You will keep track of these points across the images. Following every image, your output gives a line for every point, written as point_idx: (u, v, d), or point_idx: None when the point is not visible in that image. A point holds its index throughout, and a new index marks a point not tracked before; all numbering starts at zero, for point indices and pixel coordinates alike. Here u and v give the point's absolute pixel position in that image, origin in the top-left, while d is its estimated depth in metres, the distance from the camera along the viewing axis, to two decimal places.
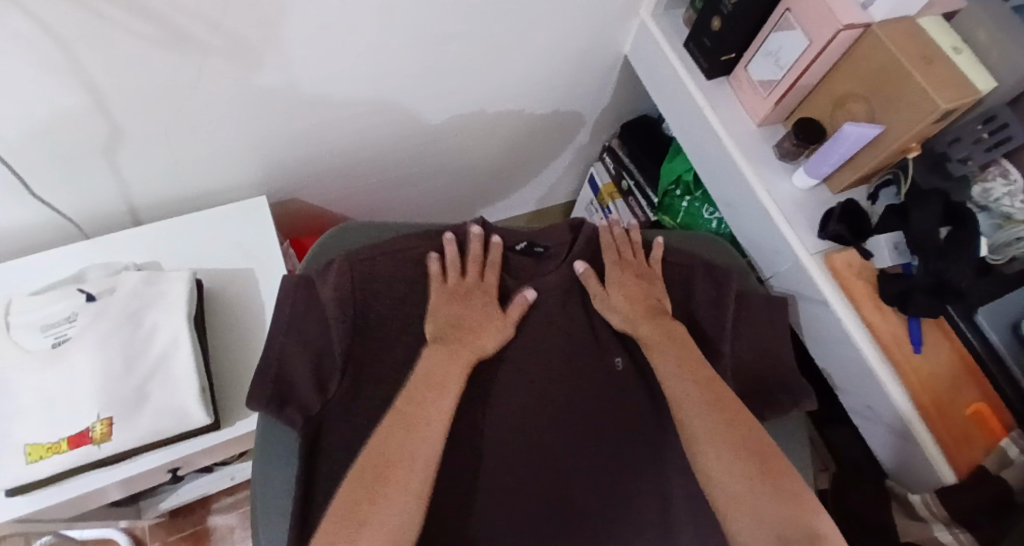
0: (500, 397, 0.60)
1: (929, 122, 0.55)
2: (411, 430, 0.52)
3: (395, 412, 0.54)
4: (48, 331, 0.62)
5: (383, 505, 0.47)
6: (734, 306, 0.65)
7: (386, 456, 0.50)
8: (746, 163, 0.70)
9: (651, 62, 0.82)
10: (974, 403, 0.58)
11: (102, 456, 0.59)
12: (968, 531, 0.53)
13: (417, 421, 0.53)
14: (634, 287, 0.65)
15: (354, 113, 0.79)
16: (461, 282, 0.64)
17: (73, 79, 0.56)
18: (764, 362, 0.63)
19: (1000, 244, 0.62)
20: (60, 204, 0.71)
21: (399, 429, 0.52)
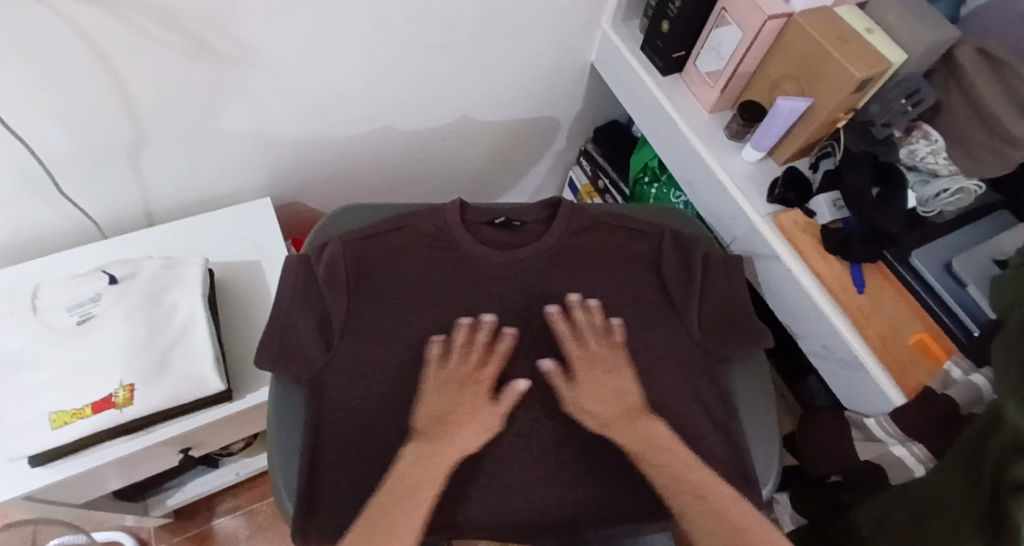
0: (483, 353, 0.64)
1: (848, 91, 0.64)
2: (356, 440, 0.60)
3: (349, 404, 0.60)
4: (73, 310, 0.67)
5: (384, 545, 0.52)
6: (701, 268, 0.70)
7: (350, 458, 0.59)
8: (701, 144, 0.79)
9: (614, 66, 0.92)
10: (918, 334, 0.63)
11: (123, 420, 0.64)
12: (922, 445, 0.58)
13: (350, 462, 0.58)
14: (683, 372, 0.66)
15: (352, 120, 0.87)
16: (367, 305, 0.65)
17: (108, 87, 0.64)
18: (728, 317, 0.68)
19: (930, 197, 0.68)
20: (84, 205, 0.78)
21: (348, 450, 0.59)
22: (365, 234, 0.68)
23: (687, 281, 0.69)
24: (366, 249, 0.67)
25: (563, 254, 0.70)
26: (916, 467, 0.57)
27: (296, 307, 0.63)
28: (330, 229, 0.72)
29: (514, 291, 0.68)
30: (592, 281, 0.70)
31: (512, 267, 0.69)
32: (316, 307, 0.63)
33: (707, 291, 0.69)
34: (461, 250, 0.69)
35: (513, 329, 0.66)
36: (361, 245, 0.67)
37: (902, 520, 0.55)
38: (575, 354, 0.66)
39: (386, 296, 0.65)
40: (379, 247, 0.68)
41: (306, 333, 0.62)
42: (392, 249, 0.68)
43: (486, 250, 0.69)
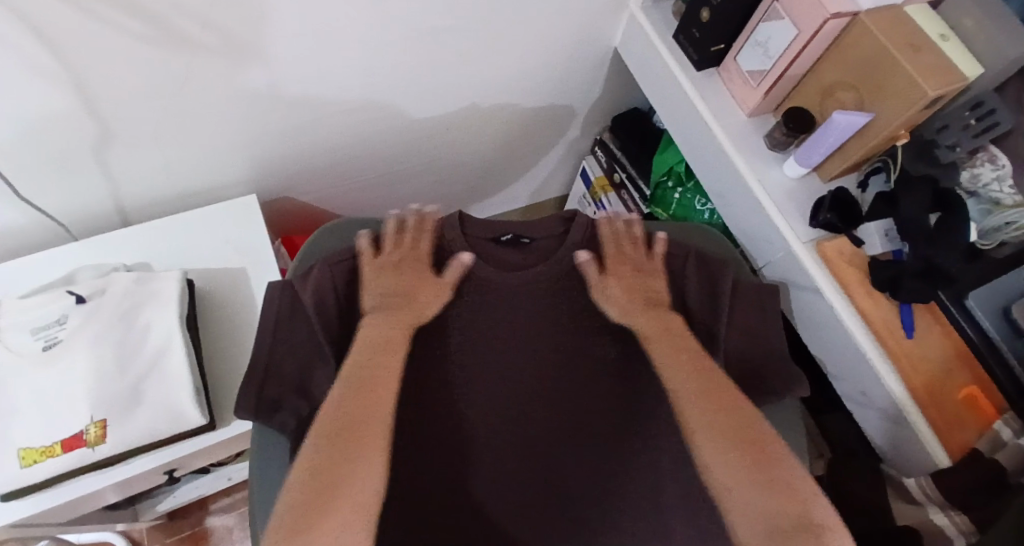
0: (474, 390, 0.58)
1: (918, 109, 0.56)
2: (365, 395, 0.52)
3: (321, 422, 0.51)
4: (38, 333, 0.61)
5: (354, 474, 0.48)
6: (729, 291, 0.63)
7: (366, 376, 0.54)
8: (737, 154, 0.71)
9: (641, 55, 0.82)
10: (967, 386, 0.58)
11: (96, 458, 0.58)
12: (964, 513, 0.53)
13: (371, 401, 0.52)
14: (632, 280, 0.63)
15: (344, 110, 0.78)
16: (391, 256, 0.62)
17: (64, 81, 0.55)
18: (757, 351, 0.62)
19: (990, 228, 0.62)
20: (49, 207, 0.70)
21: (353, 398, 0.52)
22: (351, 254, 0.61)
23: (713, 312, 0.63)
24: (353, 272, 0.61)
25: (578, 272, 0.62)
26: (956, 538, 0.52)
27: (287, 344, 0.57)
28: (323, 248, 0.65)
29: (526, 322, 0.60)
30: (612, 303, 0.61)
31: (522, 288, 0.60)
32: (309, 345, 0.57)
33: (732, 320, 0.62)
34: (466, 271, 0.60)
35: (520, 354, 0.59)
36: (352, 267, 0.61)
37: None
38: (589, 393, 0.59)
39: None
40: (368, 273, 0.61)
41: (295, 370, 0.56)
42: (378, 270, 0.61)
43: (491, 270, 0.60)
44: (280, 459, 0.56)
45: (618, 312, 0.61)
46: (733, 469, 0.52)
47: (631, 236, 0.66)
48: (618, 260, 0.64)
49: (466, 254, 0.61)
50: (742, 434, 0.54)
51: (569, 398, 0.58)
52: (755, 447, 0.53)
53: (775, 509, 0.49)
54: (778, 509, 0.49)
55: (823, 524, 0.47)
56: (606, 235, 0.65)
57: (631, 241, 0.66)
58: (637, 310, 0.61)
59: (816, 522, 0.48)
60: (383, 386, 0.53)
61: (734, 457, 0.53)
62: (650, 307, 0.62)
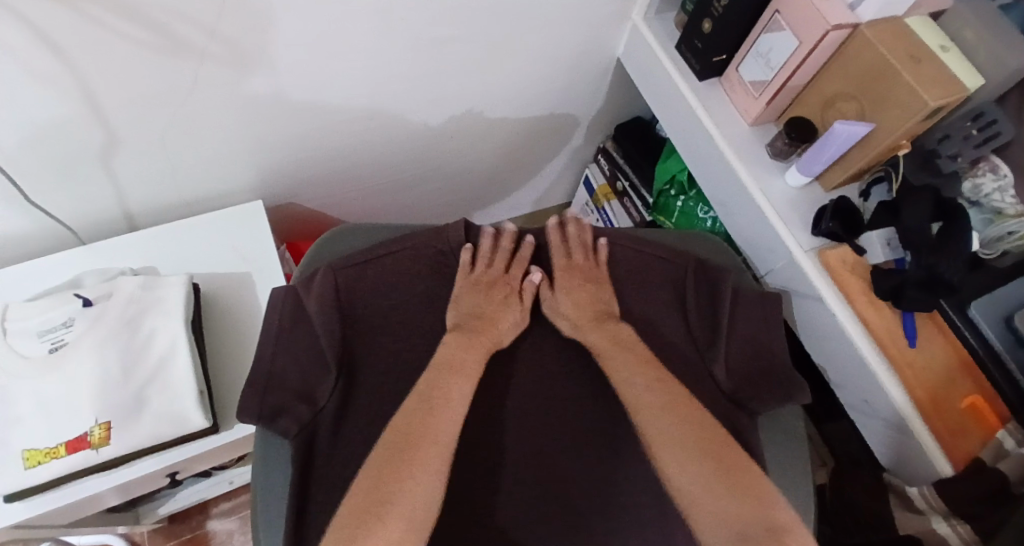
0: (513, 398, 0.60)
1: (918, 120, 0.56)
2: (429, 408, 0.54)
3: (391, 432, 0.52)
4: (45, 336, 0.61)
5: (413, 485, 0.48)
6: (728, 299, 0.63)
7: (406, 424, 0.53)
8: (740, 163, 0.71)
9: (644, 65, 0.83)
10: (970, 396, 0.58)
11: (100, 460, 0.59)
12: (967, 525, 0.53)
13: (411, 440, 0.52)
14: (583, 291, 0.66)
15: (350, 118, 0.79)
16: (487, 272, 0.66)
17: (72, 87, 0.56)
18: (759, 365, 0.61)
19: (992, 239, 0.62)
20: (58, 211, 0.71)
21: (396, 451, 0.51)
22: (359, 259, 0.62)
23: (710, 327, 0.63)
24: (360, 278, 0.62)
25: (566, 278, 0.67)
26: None
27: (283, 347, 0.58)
28: (328, 253, 0.66)
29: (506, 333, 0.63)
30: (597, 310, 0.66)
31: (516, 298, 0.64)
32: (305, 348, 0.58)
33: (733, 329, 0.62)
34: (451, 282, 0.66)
35: (511, 365, 0.62)
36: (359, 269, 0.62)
37: None
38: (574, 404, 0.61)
39: (387, 335, 0.61)
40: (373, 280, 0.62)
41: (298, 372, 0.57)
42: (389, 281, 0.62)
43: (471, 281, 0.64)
44: (281, 464, 0.56)
45: (569, 325, 0.64)
46: (689, 473, 0.51)
47: (583, 246, 0.69)
48: (568, 269, 0.68)
49: (537, 276, 0.68)
50: (701, 436, 0.53)
51: (553, 402, 0.60)
52: (712, 456, 0.52)
53: (736, 508, 0.47)
54: (739, 509, 0.47)
55: (787, 525, 0.45)
56: (557, 244, 0.70)
57: (582, 248, 0.69)
58: (589, 325, 0.63)
59: (780, 522, 0.46)
60: (428, 434, 0.52)
61: (702, 467, 0.51)
62: (601, 320, 0.64)
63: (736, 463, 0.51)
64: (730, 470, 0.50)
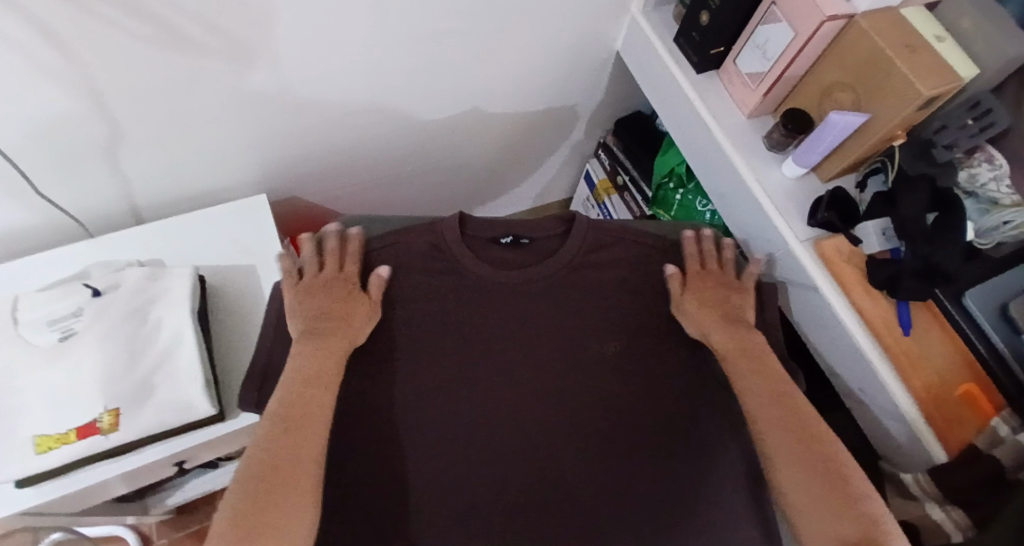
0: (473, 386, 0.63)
1: (913, 109, 0.57)
2: (298, 426, 0.54)
3: (276, 415, 0.54)
4: (55, 325, 0.63)
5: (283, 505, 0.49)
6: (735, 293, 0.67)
7: (296, 410, 0.55)
8: (737, 155, 0.72)
9: (642, 58, 0.83)
10: (965, 384, 0.58)
11: (110, 446, 0.60)
12: (962, 510, 0.53)
13: (303, 427, 0.54)
14: (713, 294, 0.66)
15: (350, 112, 0.80)
16: (318, 276, 0.64)
17: (77, 82, 0.57)
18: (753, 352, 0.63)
19: (987, 228, 0.63)
20: (66, 205, 0.73)
21: (287, 433, 0.53)
22: (380, 245, 0.67)
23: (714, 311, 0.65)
24: (371, 268, 0.65)
25: (575, 270, 0.67)
26: (954, 533, 0.52)
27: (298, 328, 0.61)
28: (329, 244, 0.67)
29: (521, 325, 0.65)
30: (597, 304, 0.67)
31: (524, 289, 0.66)
32: (316, 330, 0.60)
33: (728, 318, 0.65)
34: (467, 272, 0.65)
35: (478, 353, 0.64)
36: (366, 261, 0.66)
37: None
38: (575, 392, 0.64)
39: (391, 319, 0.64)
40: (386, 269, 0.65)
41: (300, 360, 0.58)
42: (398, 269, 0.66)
43: (490, 270, 0.65)
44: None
45: (693, 327, 0.64)
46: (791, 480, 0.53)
47: (717, 253, 0.71)
48: (699, 275, 0.68)
49: (385, 269, 0.65)
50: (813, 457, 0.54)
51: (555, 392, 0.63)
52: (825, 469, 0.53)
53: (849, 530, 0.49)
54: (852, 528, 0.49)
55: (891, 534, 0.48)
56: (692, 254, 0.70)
57: (717, 260, 0.70)
58: (714, 325, 0.64)
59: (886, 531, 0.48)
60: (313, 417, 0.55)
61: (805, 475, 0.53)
62: (729, 321, 0.65)
63: (846, 474, 0.52)
64: (843, 479, 0.52)
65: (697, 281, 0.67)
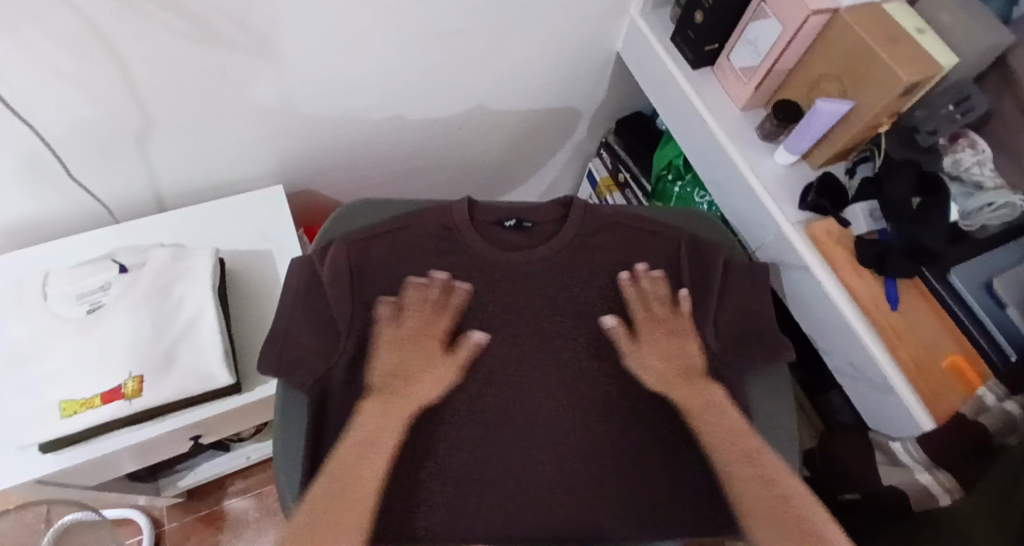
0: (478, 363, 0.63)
1: (895, 95, 0.60)
2: (367, 449, 0.55)
3: (345, 444, 0.55)
4: (83, 298, 0.67)
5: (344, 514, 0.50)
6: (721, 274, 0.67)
7: (358, 439, 0.55)
8: (731, 145, 0.75)
9: (642, 57, 0.87)
10: (952, 356, 0.60)
11: (132, 411, 0.63)
12: (951, 474, 0.55)
13: (368, 447, 0.55)
14: (667, 344, 0.65)
15: (365, 108, 0.84)
16: (404, 330, 0.63)
17: (115, 73, 0.62)
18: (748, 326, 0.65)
19: (972, 210, 0.64)
20: (95, 190, 0.77)
21: (352, 457, 0.54)
22: (365, 234, 0.66)
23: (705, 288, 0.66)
24: (369, 251, 0.65)
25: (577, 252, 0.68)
26: (942, 495, 0.55)
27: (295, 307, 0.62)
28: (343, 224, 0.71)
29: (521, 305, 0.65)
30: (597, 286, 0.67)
31: (525, 270, 0.66)
32: (316, 309, 0.62)
33: (724, 293, 0.66)
34: (469, 251, 0.66)
35: (477, 335, 0.64)
36: (366, 242, 0.65)
37: None
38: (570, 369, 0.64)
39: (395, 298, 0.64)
40: (383, 251, 0.65)
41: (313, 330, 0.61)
42: (393, 254, 0.66)
43: (491, 251, 0.66)
44: (300, 419, 0.61)
45: (654, 380, 0.63)
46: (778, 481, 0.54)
47: (668, 297, 0.67)
48: (652, 323, 0.66)
49: (481, 333, 0.64)
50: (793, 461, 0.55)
51: (551, 374, 0.63)
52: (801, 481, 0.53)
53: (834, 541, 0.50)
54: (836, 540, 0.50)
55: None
56: (637, 298, 0.67)
57: (660, 300, 0.67)
58: (678, 382, 0.63)
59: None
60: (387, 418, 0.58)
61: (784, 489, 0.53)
62: (689, 376, 0.63)
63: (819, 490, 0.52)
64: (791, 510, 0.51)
65: (648, 329, 0.66)
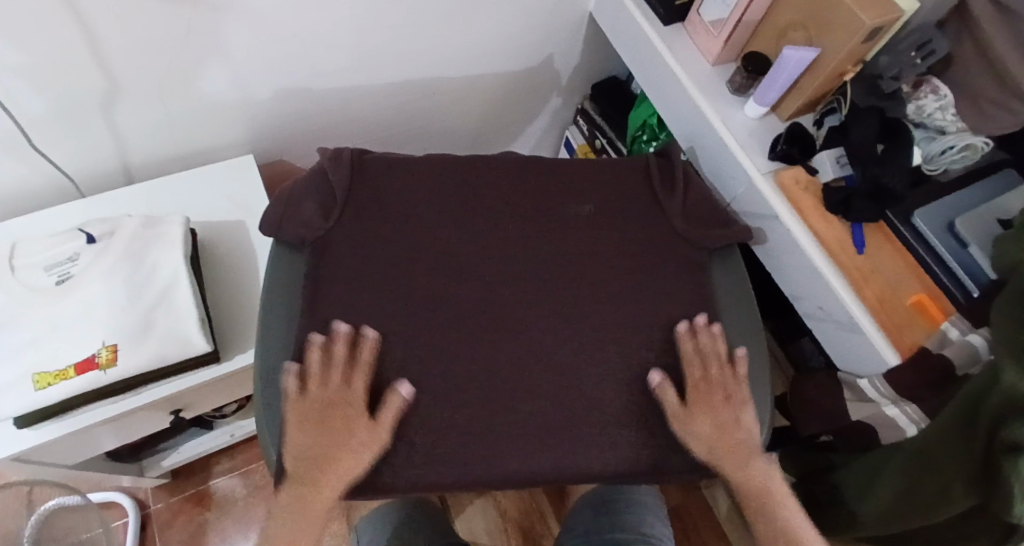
0: (459, 273, 0.64)
1: (859, 40, 0.61)
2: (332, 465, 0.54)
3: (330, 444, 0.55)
4: (53, 269, 0.66)
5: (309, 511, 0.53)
6: (682, 186, 0.71)
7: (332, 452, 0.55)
8: (703, 98, 0.76)
9: (614, 14, 0.87)
10: (915, 295, 0.62)
11: (108, 380, 0.62)
12: (914, 404, 0.59)
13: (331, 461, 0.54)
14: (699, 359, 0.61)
15: (337, 69, 0.83)
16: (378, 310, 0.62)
17: (75, 33, 0.60)
18: (708, 225, 0.69)
19: (935, 154, 0.67)
20: (62, 163, 0.75)
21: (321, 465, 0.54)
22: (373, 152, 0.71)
23: (668, 196, 0.70)
24: (368, 163, 0.69)
25: (550, 171, 0.71)
26: (908, 425, 0.58)
27: (296, 197, 0.66)
28: (370, 174, 0.68)
29: (507, 209, 0.68)
30: (578, 194, 0.70)
31: (509, 178, 0.70)
32: (326, 197, 0.66)
33: (687, 204, 0.71)
34: (461, 163, 0.70)
35: (461, 244, 0.66)
36: (363, 160, 0.69)
37: (918, 510, 0.53)
38: (540, 312, 0.63)
39: (382, 209, 0.66)
40: (381, 163, 0.69)
41: (311, 216, 0.64)
42: (390, 167, 0.69)
43: (481, 162, 0.71)
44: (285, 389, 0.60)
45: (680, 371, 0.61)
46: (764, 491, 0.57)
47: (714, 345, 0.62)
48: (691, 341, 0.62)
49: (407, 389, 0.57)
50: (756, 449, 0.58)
51: (537, 277, 0.65)
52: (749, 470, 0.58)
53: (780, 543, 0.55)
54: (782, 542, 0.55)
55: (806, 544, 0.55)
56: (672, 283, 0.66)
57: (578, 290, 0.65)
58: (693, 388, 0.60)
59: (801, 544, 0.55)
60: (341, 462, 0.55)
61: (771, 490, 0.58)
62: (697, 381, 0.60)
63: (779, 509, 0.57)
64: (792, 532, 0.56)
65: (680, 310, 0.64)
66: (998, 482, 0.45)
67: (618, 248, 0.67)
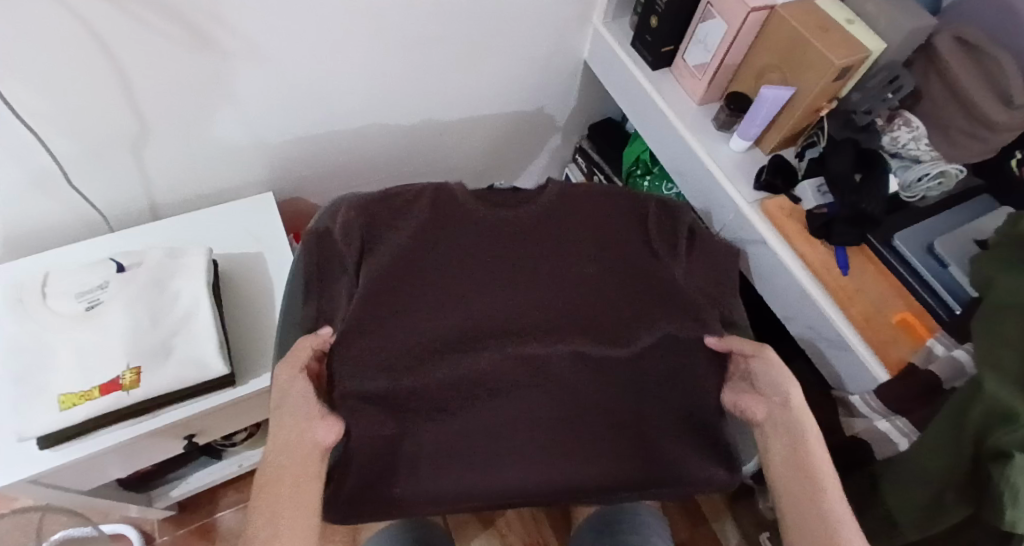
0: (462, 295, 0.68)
1: (829, 78, 0.66)
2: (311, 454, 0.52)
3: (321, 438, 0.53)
4: (82, 296, 0.70)
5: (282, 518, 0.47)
6: (687, 243, 0.74)
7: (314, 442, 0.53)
8: (691, 134, 0.81)
9: (606, 61, 0.94)
10: (901, 313, 0.65)
11: (131, 401, 0.66)
12: (904, 418, 0.60)
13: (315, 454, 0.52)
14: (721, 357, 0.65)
15: (350, 112, 0.89)
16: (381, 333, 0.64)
17: (115, 78, 0.66)
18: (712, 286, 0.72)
19: (912, 181, 0.71)
20: (94, 199, 0.81)
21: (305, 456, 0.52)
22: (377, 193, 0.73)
23: (674, 252, 0.73)
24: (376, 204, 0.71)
25: (558, 214, 0.74)
26: (899, 439, 0.59)
27: (317, 243, 0.69)
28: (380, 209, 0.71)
29: (508, 237, 0.72)
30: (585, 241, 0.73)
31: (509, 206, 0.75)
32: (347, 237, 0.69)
33: (690, 263, 0.73)
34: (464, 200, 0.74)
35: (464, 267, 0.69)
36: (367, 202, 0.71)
37: (919, 522, 0.54)
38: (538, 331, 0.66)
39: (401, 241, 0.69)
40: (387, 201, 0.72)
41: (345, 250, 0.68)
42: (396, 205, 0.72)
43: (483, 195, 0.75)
44: None
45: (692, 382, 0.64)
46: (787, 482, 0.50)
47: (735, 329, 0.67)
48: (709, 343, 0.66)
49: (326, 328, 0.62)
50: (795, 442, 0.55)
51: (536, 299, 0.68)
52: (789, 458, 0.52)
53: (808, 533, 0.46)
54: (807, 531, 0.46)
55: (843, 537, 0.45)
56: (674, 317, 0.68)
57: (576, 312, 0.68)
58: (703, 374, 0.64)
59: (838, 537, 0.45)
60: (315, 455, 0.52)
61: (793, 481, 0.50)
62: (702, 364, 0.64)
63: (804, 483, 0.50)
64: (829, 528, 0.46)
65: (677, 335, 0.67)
66: (988, 484, 0.46)
67: (614, 272, 0.71)
